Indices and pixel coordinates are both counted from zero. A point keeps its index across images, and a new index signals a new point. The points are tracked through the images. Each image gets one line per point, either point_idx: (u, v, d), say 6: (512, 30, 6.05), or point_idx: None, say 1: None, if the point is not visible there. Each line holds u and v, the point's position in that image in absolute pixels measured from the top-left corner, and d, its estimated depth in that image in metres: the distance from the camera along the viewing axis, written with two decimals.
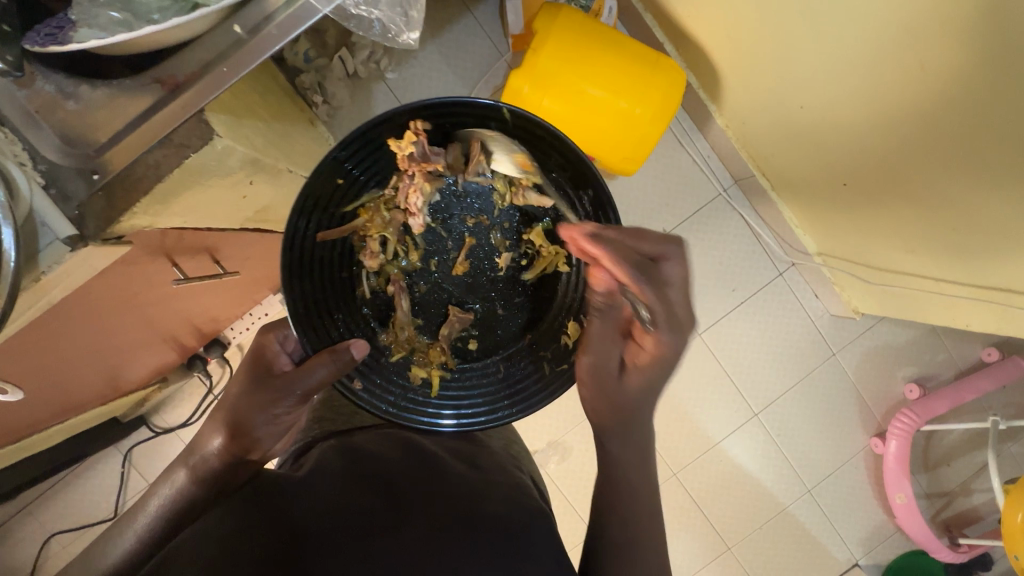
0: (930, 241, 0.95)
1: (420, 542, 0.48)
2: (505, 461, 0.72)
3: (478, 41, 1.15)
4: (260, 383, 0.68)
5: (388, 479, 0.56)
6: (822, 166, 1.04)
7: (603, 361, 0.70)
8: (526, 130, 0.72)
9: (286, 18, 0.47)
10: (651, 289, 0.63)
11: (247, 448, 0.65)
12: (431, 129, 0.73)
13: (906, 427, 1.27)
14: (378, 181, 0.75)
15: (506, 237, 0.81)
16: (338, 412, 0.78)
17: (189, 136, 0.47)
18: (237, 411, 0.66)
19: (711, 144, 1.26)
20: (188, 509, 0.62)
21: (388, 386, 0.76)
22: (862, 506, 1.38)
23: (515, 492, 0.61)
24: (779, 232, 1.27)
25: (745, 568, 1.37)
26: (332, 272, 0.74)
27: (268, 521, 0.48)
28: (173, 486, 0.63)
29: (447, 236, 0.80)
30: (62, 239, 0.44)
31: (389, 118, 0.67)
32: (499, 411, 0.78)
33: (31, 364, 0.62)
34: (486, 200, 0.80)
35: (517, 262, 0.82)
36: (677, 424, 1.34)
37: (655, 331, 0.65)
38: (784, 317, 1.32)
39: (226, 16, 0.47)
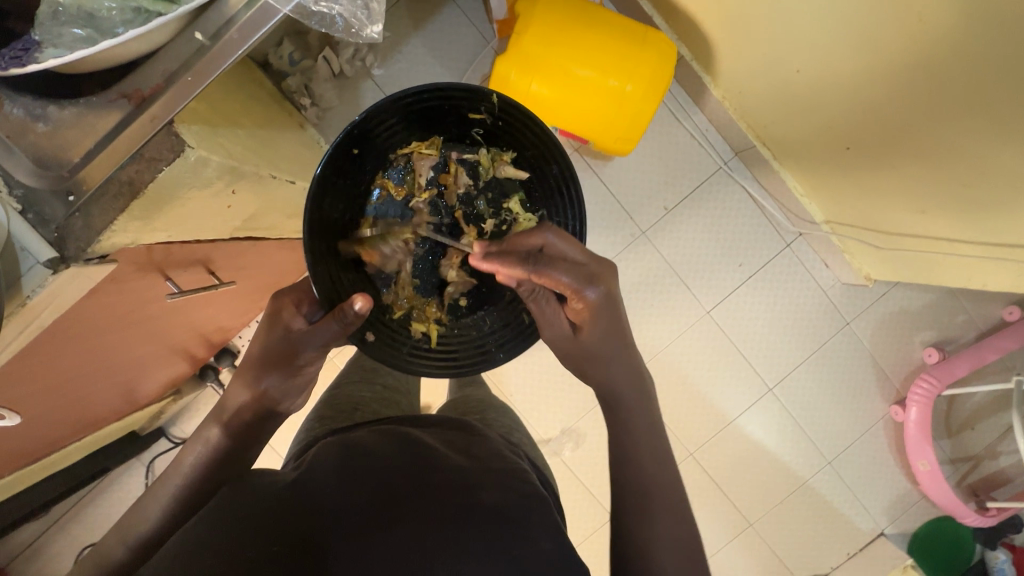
0: (942, 199, 0.92)
1: (410, 545, 0.47)
2: (498, 441, 0.71)
3: (463, 30, 1.13)
4: (278, 342, 0.67)
5: (378, 472, 0.55)
6: (824, 130, 1.00)
7: (558, 334, 0.76)
8: (508, 115, 0.75)
9: (248, 20, 0.47)
10: (549, 274, 0.65)
11: (275, 403, 0.68)
12: (425, 108, 0.75)
13: (926, 393, 1.24)
14: (382, 158, 0.79)
15: (490, 206, 0.85)
16: (339, 410, 0.76)
17: (159, 149, 0.48)
18: (259, 370, 0.67)
19: (708, 117, 1.22)
20: (224, 463, 0.65)
21: (391, 340, 0.79)
22: (885, 475, 1.36)
23: (510, 474, 0.60)
24: (784, 202, 1.23)
25: (769, 544, 1.36)
26: (341, 238, 0.77)
27: (260, 536, 0.47)
28: (206, 444, 0.65)
29: (440, 205, 0.84)
30: (42, 263, 0.45)
31: (395, 99, 0.70)
32: (492, 356, 0.81)
33: (36, 388, 0.62)
34: (473, 173, 0.84)
35: (503, 225, 0.85)
36: (690, 403, 1.33)
37: (579, 297, 0.69)
38: (793, 288, 1.29)
39: (187, 25, 0.46)
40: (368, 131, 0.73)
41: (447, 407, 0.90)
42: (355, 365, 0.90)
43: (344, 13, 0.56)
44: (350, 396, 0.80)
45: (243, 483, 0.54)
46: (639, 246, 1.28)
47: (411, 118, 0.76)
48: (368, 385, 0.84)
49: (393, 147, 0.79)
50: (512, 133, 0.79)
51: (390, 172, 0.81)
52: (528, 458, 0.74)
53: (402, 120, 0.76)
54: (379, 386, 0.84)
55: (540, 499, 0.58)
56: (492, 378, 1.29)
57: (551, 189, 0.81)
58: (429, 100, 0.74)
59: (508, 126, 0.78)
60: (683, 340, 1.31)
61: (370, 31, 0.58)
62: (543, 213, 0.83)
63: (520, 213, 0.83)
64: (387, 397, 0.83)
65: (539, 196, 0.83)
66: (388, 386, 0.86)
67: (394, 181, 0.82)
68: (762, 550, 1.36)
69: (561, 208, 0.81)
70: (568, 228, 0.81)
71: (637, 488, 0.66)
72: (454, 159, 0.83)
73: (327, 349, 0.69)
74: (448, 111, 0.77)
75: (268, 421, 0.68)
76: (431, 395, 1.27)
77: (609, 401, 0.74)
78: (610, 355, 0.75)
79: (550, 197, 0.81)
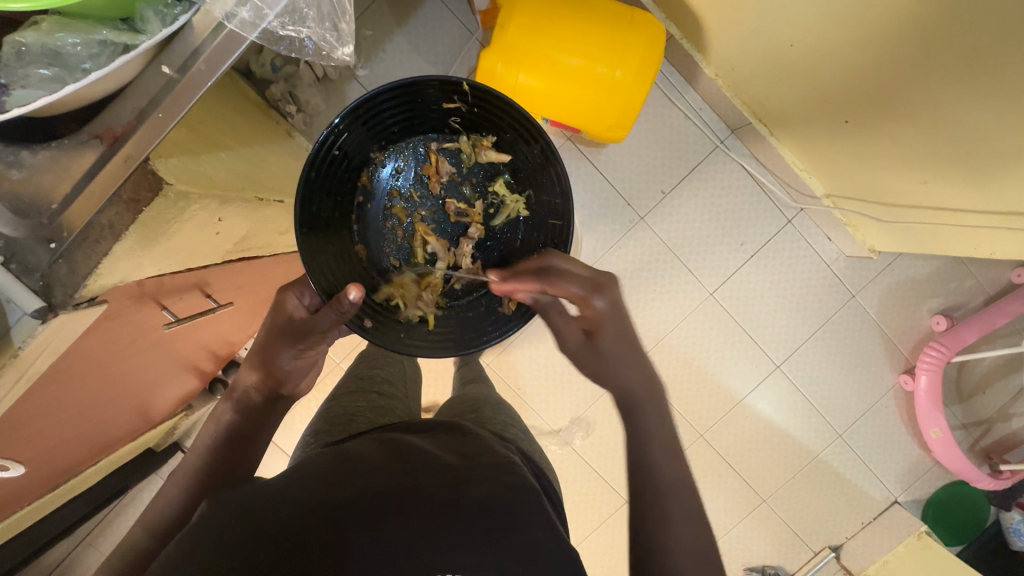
0: (945, 168, 0.89)
1: (400, 542, 0.47)
2: (488, 437, 0.67)
3: (446, 22, 1.10)
4: (279, 329, 0.70)
5: (365, 471, 0.54)
6: (822, 103, 0.98)
7: (574, 351, 0.73)
8: (485, 101, 0.73)
9: (214, 51, 0.47)
10: (553, 281, 0.70)
11: (279, 383, 0.70)
12: (400, 101, 0.73)
13: (935, 360, 1.23)
14: (365, 157, 0.77)
15: (475, 190, 0.84)
16: (336, 420, 0.73)
17: (136, 190, 0.47)
18: (265, 352, 0.69)
19: (702, 96, 1.19)
20: (229, 447, 0.66)
21: (392, 326, 0.78)
22: (897, 444, 1.36)
23: (500, 470, 0.57)
24: (783, 177, 1.21)
25: (783, 518, 1.37)
26: (333, 236, 0.75)
27: (249, 542, 0.46)
28: (218, 423, 0.68)
29: (427, 196, 0.84)
30: (30, 313, 0.44)
31: (368, 98, 0.69)
32: (487, 336, 0.81)
33: (43, 428, 0.63)
34: (455, 161, 0.83)
35: (492, 209, 0.84)
36: (697, 385, 1.33)
37: (589, 305, 0.70)
38: (796, 264, 1.27)
39: (152, 59, 0.46)
40: (348, 130, 0.71)
41: (448, 406, 0.88)
42: (352, 374, 0.87)
43: (314, 36, 0.54)
44: (346, 406, 0.76)
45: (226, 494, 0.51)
46: (639, 232, 1.26)
47: (388, 116, 0.74)
48: (364, 395, 0.80)
49: (373, 144, 0.77)
50: (490, 118, 0.76)
51: (376, 169, 0.80)
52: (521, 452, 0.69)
53: (379, 116, 0.73)
54: (375, 395, 0.81)
55: (528, 491, 0.55)
56: (498, 372, 1.30)
57: (532, 170, 0.79)
58: (403, 93, 0.72)
59: (485, 112, 0.75)
60: (688, 323, 1.30)
61: (341, 53, 0.57)
62: (530, 192, 0.81)
63: (505, 195, 0.83)
64: (383, 406, 0.80)
65: (524, 177, 0.81)
66: (383, 393, 0.83)
67: (381, 177, 0.81)
68: (776, 525, 1.37)
69: (548, 188, 0.79)
70: (556, 206, 0.78)
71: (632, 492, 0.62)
72: (435, 150, 0.82)
73: (327, 334, 0.70)
74: (421, 106, 0.75)
75: (274, 401, 0.70)
76: (438, 393, 1.29)
77: (627, 400, 0.70)
78: (622, 361, 0.71)
79: (535, 177, 0.80)
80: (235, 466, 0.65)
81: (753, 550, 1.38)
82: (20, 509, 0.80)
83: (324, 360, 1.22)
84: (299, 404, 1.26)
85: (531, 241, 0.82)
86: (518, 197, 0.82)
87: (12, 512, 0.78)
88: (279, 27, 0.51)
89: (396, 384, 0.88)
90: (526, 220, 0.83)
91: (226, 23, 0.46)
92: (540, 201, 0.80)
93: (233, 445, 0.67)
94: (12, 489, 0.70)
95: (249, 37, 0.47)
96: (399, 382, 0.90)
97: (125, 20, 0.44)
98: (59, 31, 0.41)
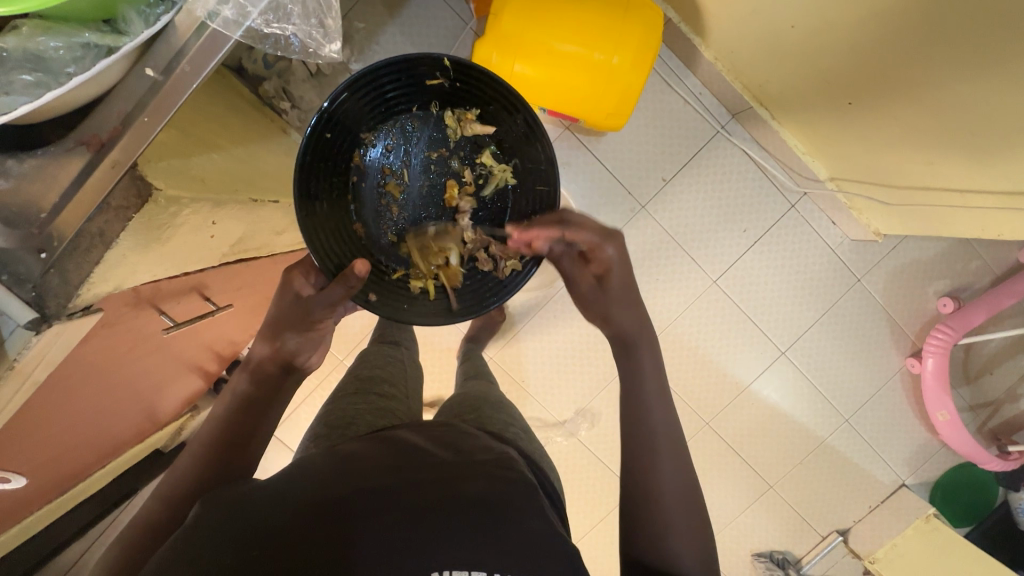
0: (952, 148, 0.87)
1: (395, 540, 0.45)
2: (483, 436, 0.66)
3: (440, 12, 1.08)
4: (287, 305, 0.72)
5: (363, 468, 0.52)
6: (824, 84, 0.96)
7: (585, 295, 0.75)
8: (465, 76, 0.74)
9: (198, 51, 0.46)
10: (572, 229, 0.72)
11: (289, 356, 0.72)
12: (382, 82, 0.73)
13: (942, 342, 1.22)
14: (355, 138, 0.76)
15: (463, 163, 0.82)
16: (335, 424, 0.69)
17: (125, 197, 0.46)
18: (276, 325, 0.72)
19: (702, 80, 1.17)
20: (237, 420, 0.65)
21: (394, 298, 0.79)
22: (904, 427, 1.35)
23: (496, 464, 0.56)
24: (785, 161, 1.20)
25: (791, 504, 1.37)
26: (332, 217, 0.75)
27: (240, 541, 0.44)
28: (232, 394, 0.69)
29: (417, 172, 0.82)
30: (23, 325, 0.44)
31: (354, 82, 0.69)
32: (487, 302, 0.81)
33: (48, 436, 0.63)
34: (441, 135, 0.81)
35: (481, 181, 0.83)
36: (703, 372, 1.32)
37: (600, 251, 0.72)
38: (800, 249, 1.26)
39: (135, 61, 0.45)
40: (335, 113, 0.71)
41: (449, 406, 0.86)
42: (351, 377, 0.83)
43: (300, 33, 0.53)
44: (346, 410, 0.72)
45: (226, 494, 0.50)
46: (640, 221, 1.25)
47: (372, 96, 0.73)
48: (363, 397, 0.76)
49: (360, 125, 0.75)
50: (472, 91, 0.76)
51: (367, 150, 0.78)
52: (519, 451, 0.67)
53: (364, 96, 0.72)
54: (375, 397, 0.77)
55: (529, 488, 0.54)
56: (502, 365, 1.30)
57: (517, 141, 0.80)
58: (385, 74, 0.72)
59: (467, 85, 0.76)
60: (693, 311, 1.29)
61: (328, 50, 0.55)
62: (516, 161, 0.81)
63: (493, 165, 0.82)
64: (383, 407, 0.76)
65: (510, 146, 0.80)
66: (383, 394, 0.79)
67: (372, 157, 0.79)
68: (784, 511, 1.37)
69: (532, 154, 0.79)
70: (541, 170, 0.79)
71: (635, 486, 0.63)
72: (419, 126, 0.80)
73: (334, 309, 0.73)
74: (402, 84, 0.75)
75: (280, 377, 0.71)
76: (443, 387, 1.29)
77: (628, 343, 0.72)
78: (627, 303, 0.73)
79: (519, 145, 0.79)
80: (240, 452, 0.62)
81: (762, 536, 1.39)
82: (30, 514, 0.81)
83: (328, 358, 1.22)
84: (305, 403, 1.26)
85: (522, 207, 0.82)
86: (505, 166, 0.81)
87: (22, 518, 0.79)
88: (263, 25, 0.50)
89: (398, 384, 0.85)
90: (515, 187, 0.82)
91: (209, 22, 0.46)
92: (526, 170, 0.80)
93: (239, 427, 0.65)
94: (20, 496, 0.70)
95: (233, 35, 0.46)
96: (400, 381, 0.87)
97: (107, 21, 0.43)
98: (40, 35, 0.40)
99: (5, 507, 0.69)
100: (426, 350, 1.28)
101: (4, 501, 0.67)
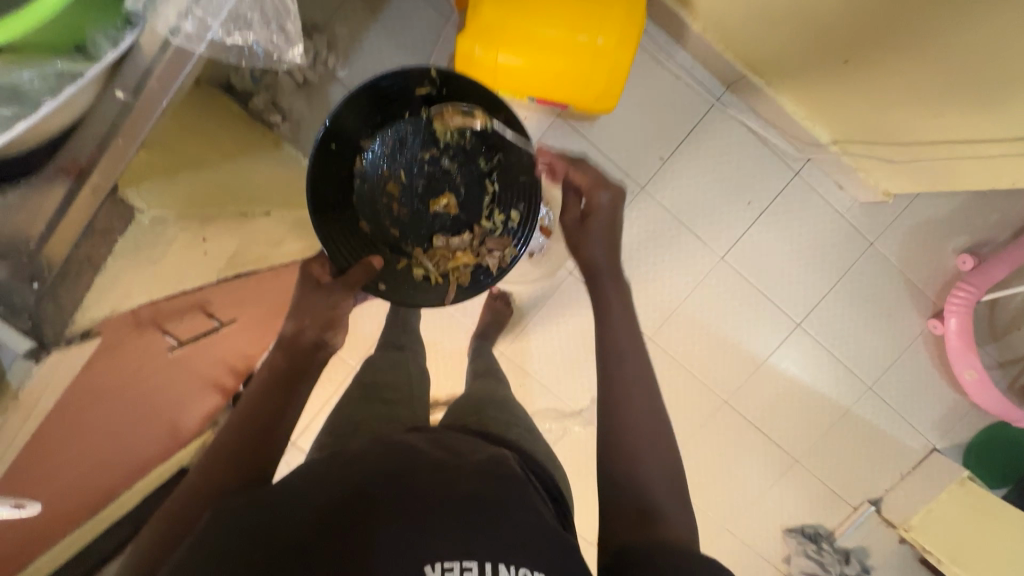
0: (960, 96, 0.84)
1: (396, 536, 0.45)
2: (481, 437, 0.65)
3: (419, 11, 1.07)
4: (307, 291, 0.80)
5: (367, 466, 0.52)
6: (819, 44, 0.93)
7: (567, 227, 0.87)
8: (451, 84, 0.78)
9: (164, 67, 0.46)
10: (578, 168, 0.88)
11: (322, 327, 0.79)
12: (375, 96, 0.77)
13: (964, 301, 1.18)
14: (354, 145, 0.79)
15: (455, 161, 0.83)
16: (338, 434, 0.70)
17: (110, 220, 0.49)
18: (302, 304, 0.80)
19: (692, 53, 1.14)
20: (266, 394, 0.65)
21: (402, 286, 0.83)
22: (931, 391, 1.32)
23: (491, 465, 0.55)
24: (785, 128, 1.17)
25: (818, 477, 1.35)
26: (339, 218, 0.79)
27: (251, 539, 0.45)
28: (267, 367, 0.71)
29: (413, 171, 0.83)
30: (22, 353, 0.47)
31: (352, 99, 0.75)
32: (484, 281, 0.84)
33: (69, 462, 0.64)
34: (432, 137, 0.82)
35: (470, 176, 0.84)
36: (719, 351, 1.30)
37: (595, 194, 0.86)
38: (808, 219, 1.23)
39: (105, 84, 0.45)
40: (339, 125, 0.76)
41: (455, 406, 0.85)
42: (356, 384, 0.83)
43: (261, 40, 0.51)
44: (349, 419, 0.72)
45: (235, 500, 0.49)
46: (641, 202, 1.23)
47: (367, 107, 0.77)
48: (367, 404, 0.76)
49: (358, 133, 0.79)
50: (456, 97, 0.79)
51: (366, 156, 0.81)
52: (522, 451, 0.66)
53: (361, 109, 0.77)
54: (379, 403, 0.77)
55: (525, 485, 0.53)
56: (513, 359, 1.29)
57: (498, 138, 0.82)
58: (378, 88, 0.76)
59: (452, 92, 0.79)
60: (703, 290, 1.27)
61: (291, 54, 0.54)
62: (500, 157, 0.83)
63: (481, 161, 0.84)
64: (389, 414, 0.76)
65: (494, 143, 0.83)
66: (388, 400, 0.79)
67: (370, 160, 0.81)
68: (813, 485, 1.35)
69: (513, 150, 0.82)
70: (522, 162, 0.82)
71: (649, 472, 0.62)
72: (411, 130, 0.82)
73: (352, 289, 0.79)
74: (392, 95, 0.78)
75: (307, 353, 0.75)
76: (457, 385, 1.29)
77: (592, 271, 0.82)
78: (600, 242, 0.84)
79: (501, 141, 0.82)
80: (271, 429, 0.61)
81: (791, 511, 1.37)
82: (63, 537, 0.83)
83: (340, 365, 1.23)
84: (322, 412, 1.27)
85: (510, 197, 0.84)
86: (493, 161, 0.84)
87: (55, 541, 0.81)
88: (225, 36, 0.47)
89: (403, 388, 0.85)
90: (502, 179, 0.84)
91: (172, 39, 0.45)
92: (511, 164, 0.83)
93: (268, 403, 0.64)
94: (50, 520, 0.72)
95: (198, 50, 0.46)
96: (405, 386, 0.87)
97: (78, 47, 0.44)
98: (14, 67, 0.40)
99: (37, 531, 0.71)
100: (436, 350, 1.29)
101: (35, 526, 0.69)
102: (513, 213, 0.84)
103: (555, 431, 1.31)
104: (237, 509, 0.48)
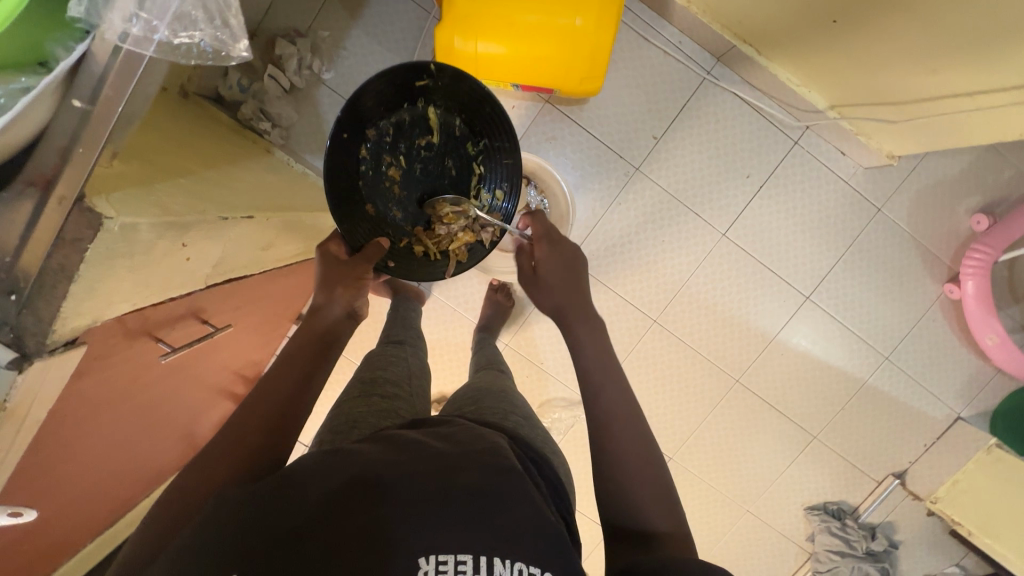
0: (955, 45, 0.81)
1: (411, 526, 0.46)
2: (479, 426, 0.65)
3: (400, 6, 1.07)
4: (328, 267, 0.76)
5: (363, 459, 0.51)
6: (805, 6, 0.90)
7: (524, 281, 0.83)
8: (449, 76, 0.79)
9: (118, 75, 0.46)
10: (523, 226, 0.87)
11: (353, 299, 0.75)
12: (377, 87, 0.76)
13: (980, 262, 1.14)
14: (359, 132, 0.79)
15: (449, 146, 0.86)
16: (338, 430, 0.70)
17: (79, 229, 0.47)
18: (327, 279, 0.75)
19: (679, 27, 1.12)
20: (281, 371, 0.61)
21: (405, 264, 0.86)
22: (951, 357, 1.27)
23: (487, 453, 0.55)
24: (782, 97, 1.14)
25: (838, 452, 1.32)
26: (348, 204, 0.80)
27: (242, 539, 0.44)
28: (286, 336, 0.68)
29: (410, 156, 0.85)
30: (5, 364, 0.48)
31: (361, 93, 0.75)
32: (478, 251, 0.89)
33: (75, 470, 0.66)
34: (427, 125, 0.84)
35: (460, 160, 0.87)
36: (726, 330, 1.28)
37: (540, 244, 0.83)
38: (811, 189, 1.20)
39: (63, 95, 0.46)
40: (346, 117, 0.76)
41: (455, 399, 0.85)
42: (354, 381, 0.83)
43: (209, 37, 0.49)
44: (348, 414, 0.72)
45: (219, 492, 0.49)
46: (637, 183, 1.21)
47: (370, 98, 0.77)
48: (366, 400, 0.76)
49: (361, 122, 0.79)
50: (450, 87, 0.81)
51: (370, 143, 0.81)
52: (517, 439, 0.65)
53: (368, 99, 0.77)
54: (377, 399, 0.77)
55: (518, 473, 0.53)
56: (517, 350, 1.29)
57: (488, 125, 0.83)
58: (382, 79, 0.76)
59: (452, 83, 0.80)
60: (707, 269, 1.25)
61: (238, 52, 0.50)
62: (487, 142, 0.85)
63: (472, 147, 0.86)
64: (387, 408, 0.76)
65: (482, 128, 0.85)
66: (386, 395, 0.79)
67: (373, 147, 0.82)
68: (832, 460, 1.32)
69: (498, 136, 0.84)
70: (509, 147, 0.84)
71: (645, 452, 0.60)
72: (409, 118, 0.83)
73: (371, 263, 0.79)
74: (393, 86, 0.78)
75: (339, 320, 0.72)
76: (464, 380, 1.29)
77: (559, 315, 0.76)
78: (561, 288, 0.78)
79: (489, 127, 0.84)
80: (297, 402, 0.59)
81: (811, 488, 1.34)
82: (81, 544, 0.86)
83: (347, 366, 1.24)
84: None
85: (497, 177, 0.87)
86: (481, 146, 0.86)
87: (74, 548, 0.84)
88: (172, 37, 0.46)
89: (402, 383, 0.85)
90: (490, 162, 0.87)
91: (122, 43, 0.45)
92: (499, 149, 0.85)
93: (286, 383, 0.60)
94: (64, 527, 0.74)
95: (148, 52, 0.46)
96: (405, 381, 0.87)
97: (42, 62, 0.46)
98: None
99: (53, 539, 0.73)
100: (441, 345, 1.29)
101: (49, 534, 0.71)
102: (498, 194, 0.88)
103: (564, 419, 1.31)
104: (219, 501, 0.47)
